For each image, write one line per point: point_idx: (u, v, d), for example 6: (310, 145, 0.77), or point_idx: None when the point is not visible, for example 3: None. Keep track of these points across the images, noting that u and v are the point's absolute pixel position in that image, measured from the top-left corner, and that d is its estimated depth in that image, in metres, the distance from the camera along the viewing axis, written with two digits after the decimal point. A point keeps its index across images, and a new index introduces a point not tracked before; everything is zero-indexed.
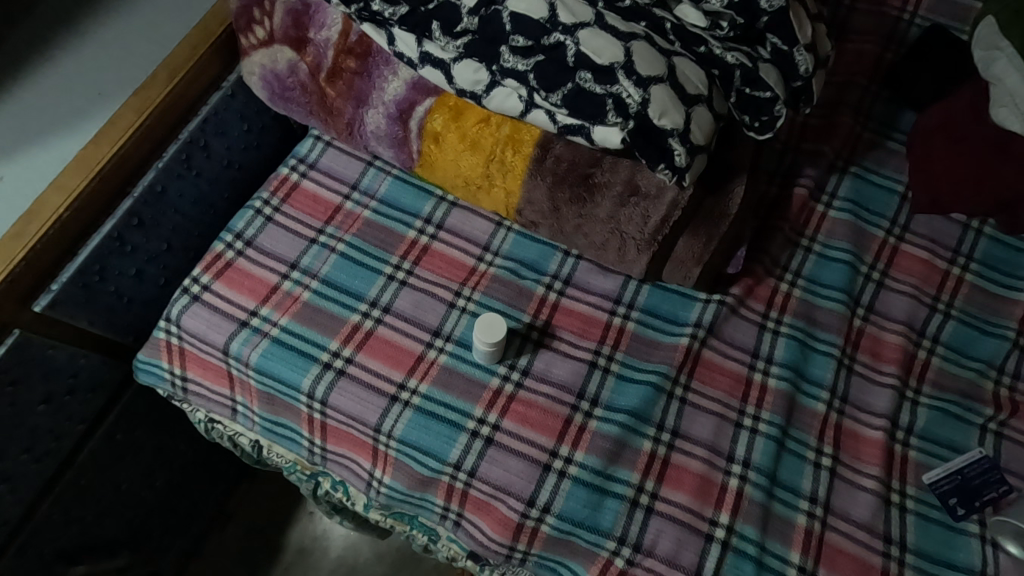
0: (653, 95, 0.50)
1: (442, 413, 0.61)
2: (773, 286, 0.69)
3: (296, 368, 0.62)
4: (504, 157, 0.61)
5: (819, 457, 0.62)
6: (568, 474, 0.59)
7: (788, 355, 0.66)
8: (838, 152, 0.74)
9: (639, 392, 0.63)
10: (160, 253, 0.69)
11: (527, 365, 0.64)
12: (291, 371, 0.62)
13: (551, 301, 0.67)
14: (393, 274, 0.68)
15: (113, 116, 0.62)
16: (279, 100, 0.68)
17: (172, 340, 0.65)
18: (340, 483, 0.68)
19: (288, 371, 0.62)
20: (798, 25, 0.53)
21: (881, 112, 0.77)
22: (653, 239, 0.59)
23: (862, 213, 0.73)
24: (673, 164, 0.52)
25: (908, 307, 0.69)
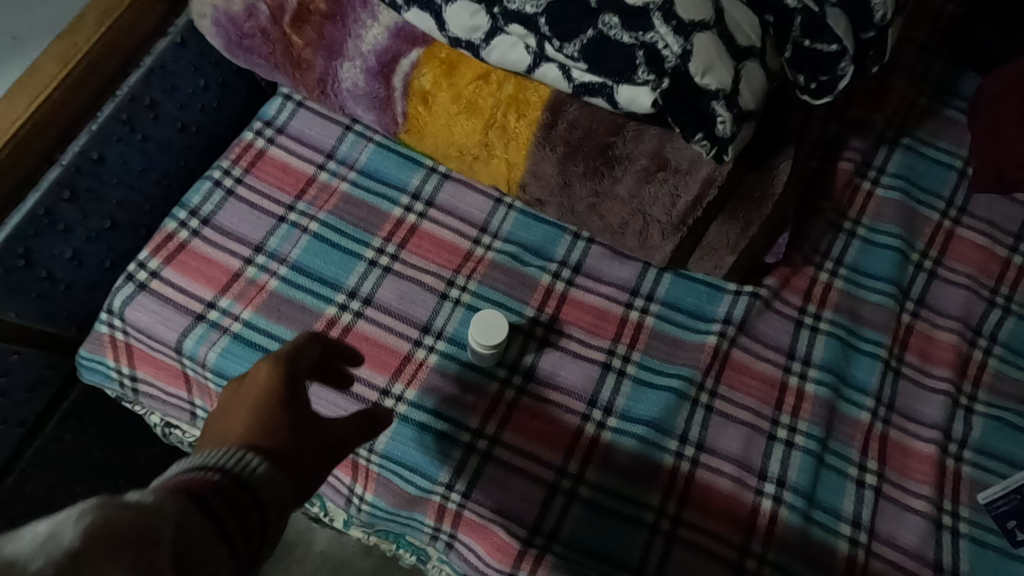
0: (697, 45, 0.40)
1: (432, 424, 0.52)
2: (811, 276, 0.60)
3: None
4: (507, 122, 0.51)
5: (863, 474, 0.54)
6: (578, 496, 0.51)
7: (828, 356, 0.57)
8: (889, 121, 0.65)
9: (659, 399, 0.55)
10: (103, 232, 0.58)
11: (531, 367, 0.55)
12: None
13: (558, 292, 0.58)
14: (376, 259, 0.58)
15: (30, 67, 0.51)
16: (237, 50, 0.56)
17: (116, 335, 0.56)
18: (316, 497, 0.60)
19: None
20: None
21: (939, 74, 0.67)
22: (682, 224, 0.50)
23: (914, 192, 0.64)
24: (714, 134, 0.42)
25: (963, 302, 0.61)
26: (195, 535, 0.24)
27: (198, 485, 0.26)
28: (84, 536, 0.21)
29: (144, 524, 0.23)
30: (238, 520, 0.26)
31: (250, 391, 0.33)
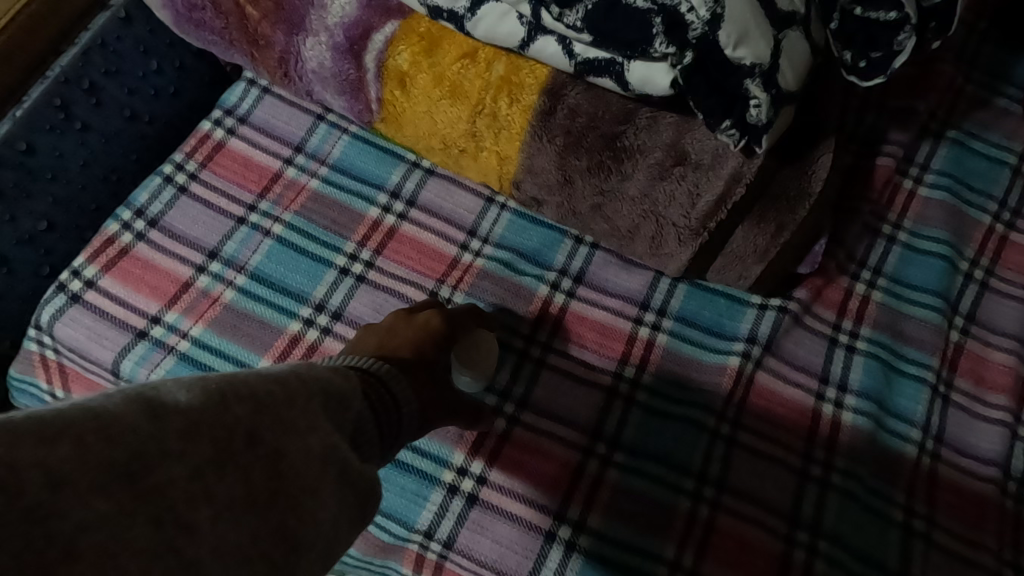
0: (728, 9, 0.32)
1: (410, 461, 0.46)
2: (846, 287, 0.53)
3: None
4: (497, 108, 0.43)
5: (911, 520, 0.47)
6: (579, 548, 0.44)
7: (867, 381, 0.50)
8: (933, 111, 0.57)
9: (672, 431, 0.47)
10: (36, 234, 0.50)
11: (525, 394, 0.48)
12: None
13: (557, 305, 0.51)
14: (348, 267, 0.51)
15: None
16: (189, 26, 0.49)
17: (48, 354, 0.49)
18: None
19: None
20: None
21: (989, 59, 0.59)
22: (702, 228, 0.43)
23: (963, 192, 0.56)
24: (744, 121, 0.35)
25: (1019, 317, 0.53)
26: (366, 425, 0.29)
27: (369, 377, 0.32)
28: (313, 379, 0.28)
29: (342, 395, 0.29)
30: (384, 415, 0.31)
31: (412, 327, 0.41)
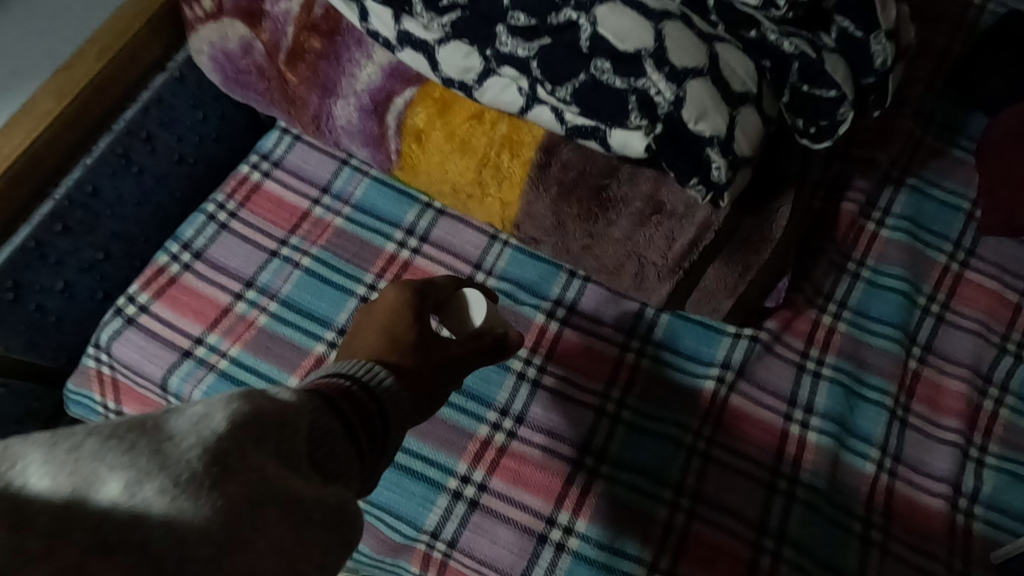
0: (689, 92, 0.39)
1: (419, 468, 0.51)
2: (814, 318, 0.59)
3: None
4: (500, 162, 0.50)
5: (869, 530, 0.52)
6: (568, 549, 0.49)
7: (831, 404, 0.56)
8: (894, 161, 0.63)
9: (653, 446, 0.53)
10: (95, 264, 0.58)
11: (523, 411, 0.54)
12: None
13: (552, 332, 0.57)
14: (367, 296, 0.57)
15: (27, 102, 0.52)
16: (234, 86, 0.56)
17: (103, 369, 0.56)
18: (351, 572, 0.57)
19: None
20: (880, 7, 0.41)
21: (946, 113, 0.65)
22: (678, 267, 0.49)
23: (921, 234, 0.62)
24: (709, 179, 0.41)
25: (972, 348, 0.59)
26: (334, 445, 0.29)
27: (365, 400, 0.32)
28: (230, 424, 0.24)
29: (286, 423, 0.27)
30: (364, 422, 0.31)
31: (382, 304, 0.44)
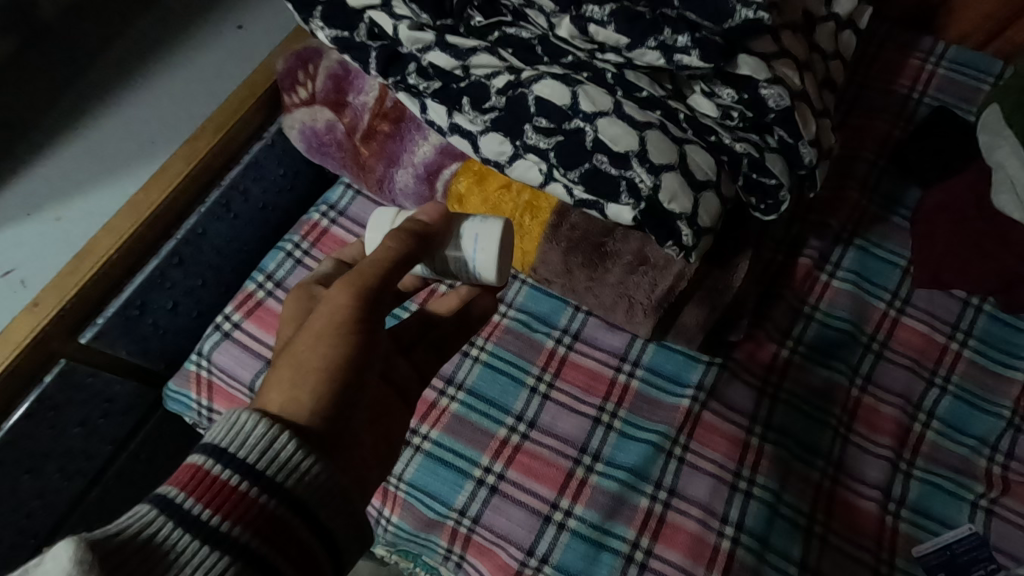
0: (664, 182, 0.53)
1: (451, 459, 0.65)
2: (774, 351, 0.72)
3: None
4: (522, 222, 0.65)
5: (811, 524, 0.64)
6: (568, 527, 0.62)
7: (785, 422, 0.69)
8: (843, 225, 0.77)
9: (639, 449, 0.66)
10: (195, 288, 0.73)
11: (534, 418, 0.67)
12: None
13: (559, 355, 0.71)
14: (471, 351, 0.70)
15: (163, 165, 0.68)
16: (316, 153, 0.72)
17: (201, 372, 0.70)
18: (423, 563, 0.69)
19: None
20: (803, 123, 0.55)
21: (888, 186, 0.80)
22: (660, 307, 0.63)
23: (865, 285, 0.75)
24: (681, 242, 0.55)
25: (904, 380, 0.72)
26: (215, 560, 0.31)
27: (304, 464, 0.34)
28: None
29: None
30: (270, 526, 0.32)
31: (324, 309, 0.40)
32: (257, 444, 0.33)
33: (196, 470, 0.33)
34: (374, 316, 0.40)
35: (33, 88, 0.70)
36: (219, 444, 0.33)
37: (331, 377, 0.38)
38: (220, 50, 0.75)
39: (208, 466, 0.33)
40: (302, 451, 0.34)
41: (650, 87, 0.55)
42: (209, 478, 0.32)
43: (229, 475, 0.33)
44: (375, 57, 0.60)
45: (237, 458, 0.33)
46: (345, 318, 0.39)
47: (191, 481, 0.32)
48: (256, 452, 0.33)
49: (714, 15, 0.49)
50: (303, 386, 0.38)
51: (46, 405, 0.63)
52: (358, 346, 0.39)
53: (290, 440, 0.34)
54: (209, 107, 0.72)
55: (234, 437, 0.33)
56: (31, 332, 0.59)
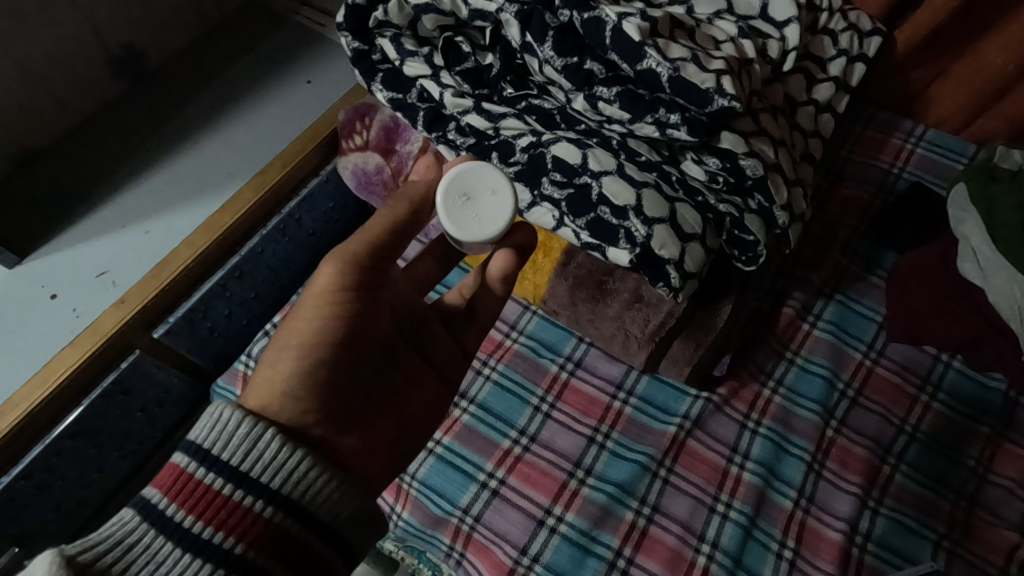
0: (656, 232, 0.63)
1: (459, 463, 0.74)
2: (756, 390, 0.80)
3: None
4: (536, 258, 0.76)
5: (782, 548, 0.71)
6: (558, 531, 0.70)
7: (762, 453, 0.76)
8: (825, 281, 0.86)
9: (628, 468, 0.74)
10: (249, 299, 0.84)
11: (536, 432, 0.76)
12: None
13: (562, 379, 0.80)
14: (482, 370, 0.80)
15: (236, 193, 0.79)
16: (364, 190, 0.85)
17: (248, 371, 0.81)
18: (423, 558, 0.75)
19: None
20: (776, 190, 0.64)
21: (868, 249, 0.88)
22: (652, 339, 0.71)
23: (843, 336, 0.83)
24: (670, 284, 0.64)
25: (877, 425, 0.78)
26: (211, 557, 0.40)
27: (287, 454, 0.44)
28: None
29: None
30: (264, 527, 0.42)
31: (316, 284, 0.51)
32: (239, 436, 0.42)
33: (177, 468, 0.41)
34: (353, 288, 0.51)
35: (138, 125, 0.84)
36: (202, 445, 0.42)
37: (319, 345, 0.50)
38: (292, 102, 0.89)
39: (186, 466, 0.41)
40: (281, 445, 0.43)
41: (649, 153, 0.66)
42: (191, 479, 0.41)
43: (212, 477, 0.41)
44: (423, 115, 0.72)
45: (221, 459, 0.42)
46: (330, 289, 0.51)
47: (173, 481, 0.41)
48: (238, 452, 0.42)
49: (695, 99, 0.57)
50: (294, 355, 0.49)
51: (118, 388, 0.73)
52: (343, 318, 0.51)
53: (271, 434, 0.43)
54: (279, 146, 0.85)
55: (218, 433, 0.42)
56: (120, 322, 0.70)
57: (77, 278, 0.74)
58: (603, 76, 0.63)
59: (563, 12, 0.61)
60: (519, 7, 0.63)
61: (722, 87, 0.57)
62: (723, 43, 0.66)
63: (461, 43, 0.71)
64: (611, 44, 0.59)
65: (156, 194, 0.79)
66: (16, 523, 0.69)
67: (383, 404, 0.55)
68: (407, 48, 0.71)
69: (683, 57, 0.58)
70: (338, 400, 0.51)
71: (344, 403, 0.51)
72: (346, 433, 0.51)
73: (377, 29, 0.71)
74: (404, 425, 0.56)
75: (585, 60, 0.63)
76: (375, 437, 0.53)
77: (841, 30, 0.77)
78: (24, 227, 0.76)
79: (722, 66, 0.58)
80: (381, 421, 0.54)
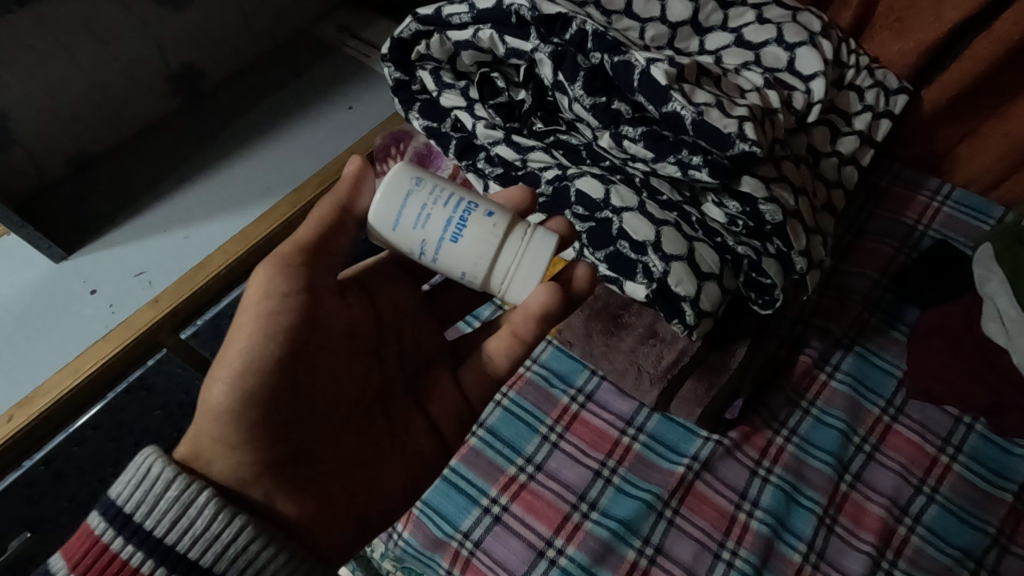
0: (673, 269, 0.64)
1: (464, 486, 0.75)
2: (768, 437, 0.79)
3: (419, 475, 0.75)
4: None
5: None
6: (558, 564, 0.70)
7: (772, 503, 0.74)
8: (844, 332, 0.85)
9: (632, 505, 0.73)
10: None
11: (542, 462, 0.76)
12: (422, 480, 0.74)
13: (572, 411, 0.80)
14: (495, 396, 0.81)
15: (274, 207, 0.82)
16: None
17: None
18: None
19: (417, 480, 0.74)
20: (794, 235, 0.65)
21: (889, 304, 0.87)
22: (664, 375, 0.71)
23: (861, 389, 0.82)
24: (685, 321, 0.65)
25: (893, 483, 0.76)
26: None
27: (217, 524, 0.42)
28: None
29: None
30: None
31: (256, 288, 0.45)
32: (161, 504, 0.41)
33: (91, 530, 0.41)
34: (283, 303, 0.45)
35: (189, 139, 0.90)
36: (123, 511, 0.41)
37: (249, 377, 0.44)
38: (334, 125, 0.93)
39: (100, 528, 0.41)
40: (213, 515, 0.42)
41: (670, 192, 0.68)
42: (104, 544, 0.41)
43: (130, 544, 0.41)
44: (455, 144, 0.75)
45: (143, 525, 0.41)
46: (261, 300, 0.45)
47: (87, 544, 0.41)
48: (162, 522, 0.41)
49: (717, 143, 0.59)
50: (223, 393, 0.43)
51: (141, 385, 0.75)
52: (279, 344, 0.45)
53: (201, 499, 0.42)
54: (317, 164, 0.88)
55: (141, 495, 0.41)
56: (151, 320, 0.73)
57: (115, 276, 0.77)
58: (629, 116, 0.65)
59: (595, 54, 0.63)
60: (553, 47, 0.65)
61: (744, 133, 0.59)
62: (749, 92, 0.68)
63: (496, 79, 0.75)
64: (639, 86, 0.61)
65: (199, 203, 0.84)
66: (32, 509, 0.72)
67: (349, 452, 0.51)
68: (445, 81, 0.75)
69: (707, 102, 0.60)
70: (284, 447, 0.46)
71: (293, 448, 0.47)
72: (299, 484, 0.47)
73: (417, 62, 0.75)
74: (379, 475, 0.53)
75: (613, 101, 0.65)
76: (337, 490, 0.50)
77: (867, 87, 0.78)
78: (74, 226, 0.81)
79: (745, 113, 0.60)
80: (352, 470, 0.51)
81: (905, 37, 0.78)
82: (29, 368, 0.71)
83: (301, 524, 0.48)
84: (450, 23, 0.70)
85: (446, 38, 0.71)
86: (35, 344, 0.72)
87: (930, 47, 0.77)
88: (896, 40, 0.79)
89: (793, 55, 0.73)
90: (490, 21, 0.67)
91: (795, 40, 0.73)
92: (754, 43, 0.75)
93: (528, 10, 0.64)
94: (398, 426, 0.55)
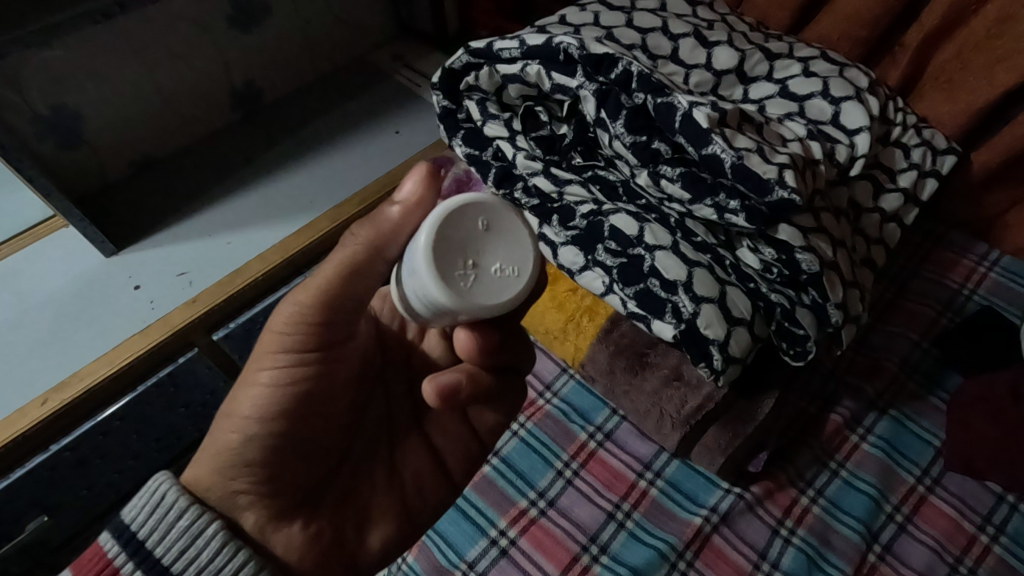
0: (703, 310, 0.63)
1: (473, 515, 0.74)
2: (793, 496, 0.75)
3: (456, 524, 0.74)
4: (581, 322, 0.76)
5: None
6: None
7: (794, 566, 0.71)
8: (880, 393, 0.82)
9: (645, 552, 0.71)
10: None
11: (554, 498, 0.75)
12: (455, 529, 0.73)
13: (589, 448, 0.78)
14: (515, 428, 0.80)
15: (313, 220, 0.84)
16: None
17: None
18: None
19: (455, 531, 0.73)
20: (830, 288, 0.64)
21: (929, 368, 0.83)
22: (687, 422, 0.69)
23: (896, 455, 0.78)
24: (712, 365, 0.64)
25: (925, 558, 0.72)
26: None
27: (221, 559, 0.42)
28: None
29: None
30: None
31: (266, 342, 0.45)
32: (170, 530, 0.41)
33: (102, 549, 0.42)
34: (282, 365, 0.45)
35: (244, 150, 0.94)
36: (134, 532, 0.41)
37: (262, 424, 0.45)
38: (381, 144, 0.95)
39: (112, 549, 0.41)
40: (219, 547, 0.42)
41: (705, 234, 0.67)
42: (112, 566, 0.41)
43: (135, 569, 0.41)
44: (494, 172, 0.76)
45: (152, 551, 0.41)
46: (273, 352, 0.45)
47: (94, 563, 0.41)
48: (173, 548, 0.41)
49: (755, 188, 0.59)
50: (235, 426, 0.45)
51: (170, 382, 0.77)
52: (287, 398, 0.46)
53: (210, 531, 0.42)
54: (362, 180, 0.90)
55: (155, 522, 0.42)
56: (186, 320, 0.75)
57: (159, 274, 0.80)
58: (668, 156, 0.66)
59: (638, 95, 0.65)
60: (598, 86, 0.67)
61: (783, 180, 0.59)
62: (791, 141, 0.68)
63: (539, 113, 0.76)
64: (679, 127, 0.62)
65: (244, 210, 0.87)
66: (52, 495, 0.74)
67: (341, 487, 0.51)
68: (490, 111, 0.77)
69: (748, 148, 0.60)
70: (288, 485, 0.47)
71: (298, 486, 0.47)
72: (289, 520, 0.46)
73: (465, 92, 0.79)
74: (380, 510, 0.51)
75: (653, 140, 0.66)
76: (326, 526, 0.48)
77: (914, 145, 0.77)
78: (127, 225, 0.85)
79: (786, 161, 0.60)
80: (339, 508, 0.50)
81: (953, 98, 0.77)
82: (65, 355, 0.73)
83: (290, 565, 0.45)
84: (500, 57, 0.72)
85: (495, 71, 0.74)
86: (75, 333, 0.75)
87: (980, 110, 0.76)
88: (945, 100, 0.78)
89: (838, 109, 0.73)
90: (539, 58, 0.70)
91: (841, 95, 0.74)
92: (799, 94, 0.75)
93: (577, 49, 0.66)
94: (400, 455, 0.54)
